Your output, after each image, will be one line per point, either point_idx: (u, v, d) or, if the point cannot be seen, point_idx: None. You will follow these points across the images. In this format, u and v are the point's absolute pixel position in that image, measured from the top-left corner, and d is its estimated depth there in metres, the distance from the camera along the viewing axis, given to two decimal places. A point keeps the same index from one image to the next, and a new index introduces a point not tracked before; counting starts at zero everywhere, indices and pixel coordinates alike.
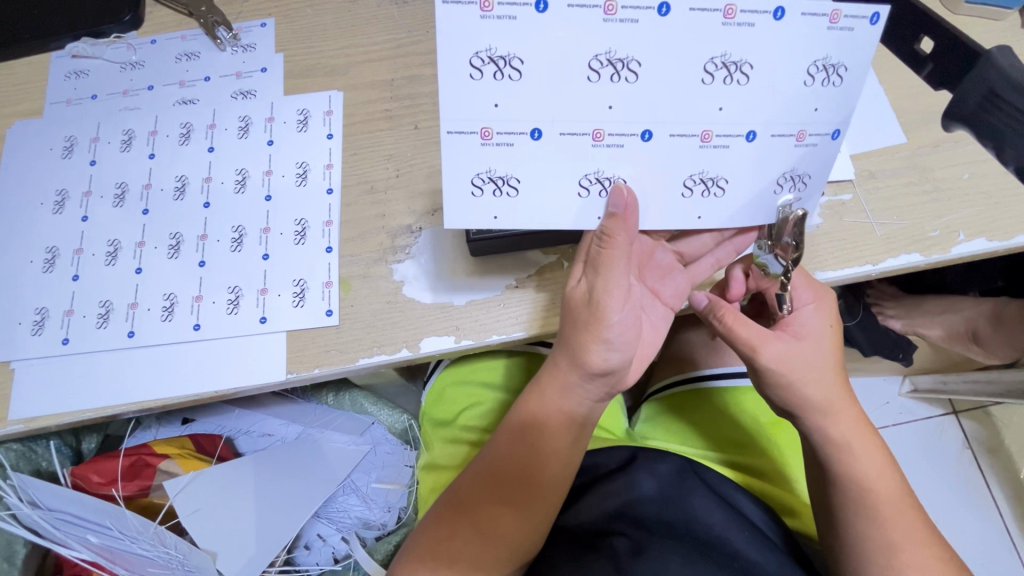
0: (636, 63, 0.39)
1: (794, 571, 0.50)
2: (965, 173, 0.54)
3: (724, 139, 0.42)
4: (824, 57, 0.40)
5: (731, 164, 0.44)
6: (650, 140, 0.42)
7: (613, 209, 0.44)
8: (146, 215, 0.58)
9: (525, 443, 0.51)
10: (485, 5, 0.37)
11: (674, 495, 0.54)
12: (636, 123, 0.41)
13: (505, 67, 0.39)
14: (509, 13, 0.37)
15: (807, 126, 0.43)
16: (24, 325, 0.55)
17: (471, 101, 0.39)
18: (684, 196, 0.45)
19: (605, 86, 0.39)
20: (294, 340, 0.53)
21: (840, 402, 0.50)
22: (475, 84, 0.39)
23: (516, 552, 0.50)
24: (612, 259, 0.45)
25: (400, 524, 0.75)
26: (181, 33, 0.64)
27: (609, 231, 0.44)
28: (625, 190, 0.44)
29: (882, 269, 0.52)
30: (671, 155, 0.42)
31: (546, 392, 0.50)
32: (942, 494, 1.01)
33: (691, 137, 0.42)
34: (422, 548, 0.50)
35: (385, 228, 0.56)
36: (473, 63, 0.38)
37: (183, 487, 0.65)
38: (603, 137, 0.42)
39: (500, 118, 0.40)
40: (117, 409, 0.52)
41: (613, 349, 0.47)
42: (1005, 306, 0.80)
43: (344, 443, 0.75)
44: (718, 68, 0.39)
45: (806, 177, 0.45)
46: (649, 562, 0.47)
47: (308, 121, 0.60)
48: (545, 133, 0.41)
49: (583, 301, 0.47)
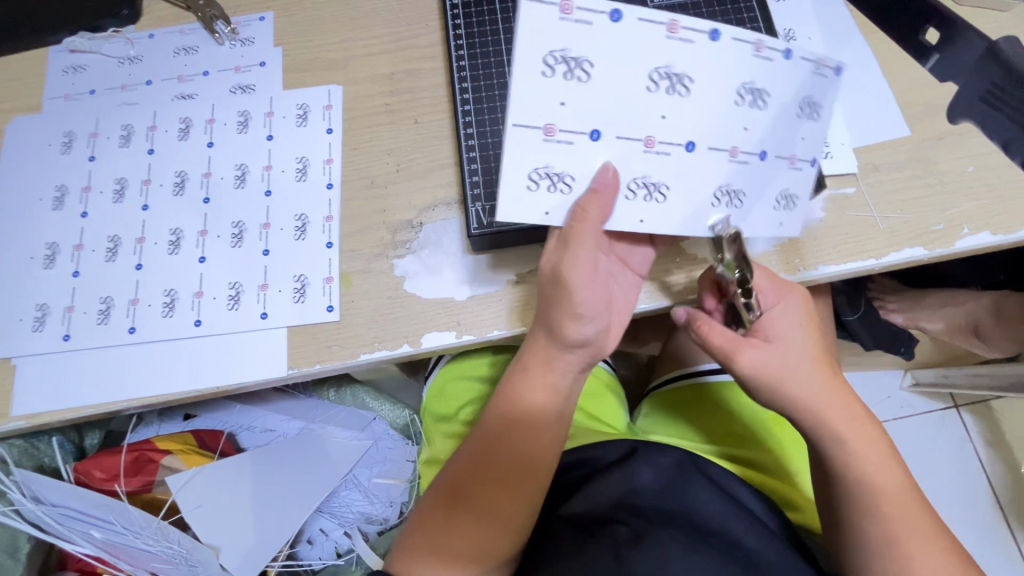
0: (689, 80, 0.40)
1: (795, 560, 0.50)
2: (969, 166, 0.53)
3: (746, 155, 0.43)
4: (815, 98, 0.43)
5: (751, 177, 0.44)
6: (693, 151, 0.42)
7: (596, 185, 0.42)
8: (146, 210, 0.58)
9: (506, 420, 0.51)
10: (565, 7, 0.37)
11: (673, 486, 0.54)
12: (678, 126, 0.41)
13: (574, 69, 0.39)
14: (587, 18, 0.38)
15: (800, 151, 0.45)
16: (25, 322, 0.55)
17: (536, 98, 0.39)
18: (711, 205, 0.45)
19: (660, 98, 0.40)
20: (294, 336, 0.53)
21: (832, 401, 0.48)
22: (544, 81, 0.39)
23: (511, 535, 0.51)
24: (579, 234, 0.43)
25: (402, 518, 0.77)
26: (180, 27, 0.63)
27: (585, 205, 0.42)
28: (610, 170, 0.41)
29: (885, 263, 0.52)
30: (707, 168, 0.43)
31: (526, 368, 0.50)
32: (942, 488, 1.01)
33: (722, 150, 0.43)
34: (423, 537, 0.52)
35: (385, 223, 0.55)
36: (547, 61, 0.38)
37: (188, 480, 0.65)
38: (654, 144, 0.41)
39: (564, 117, 0.40)
40: (118, 404, 0.52)
41: (590, 322, 0.46)
42: (1006, 299, 0.80)
43: (344, 438, 0.75)
44: (747, 93, 0.41)
45: (796, 203, 0.47)
46: (649, 550, 0.47)
47: (308, 115, 0.59)
48: (603, 135, 0.41)
49: (551, 276, 0.45)
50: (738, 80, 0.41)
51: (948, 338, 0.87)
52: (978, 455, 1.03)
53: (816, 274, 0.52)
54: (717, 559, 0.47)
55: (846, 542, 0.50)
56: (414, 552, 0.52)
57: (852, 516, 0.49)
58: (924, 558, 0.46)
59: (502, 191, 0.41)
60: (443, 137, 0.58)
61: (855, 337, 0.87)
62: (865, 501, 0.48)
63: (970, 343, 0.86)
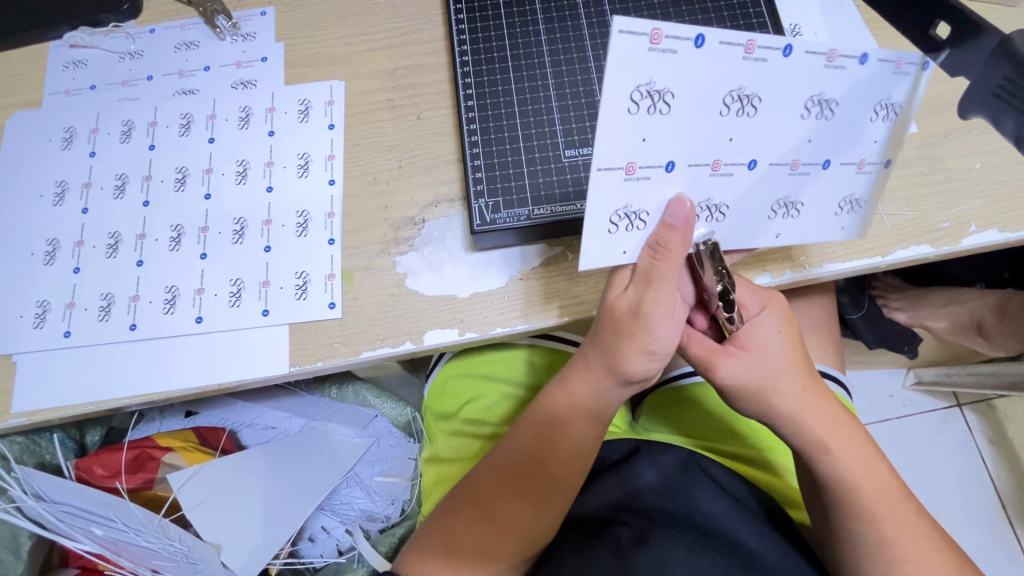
0: (757, 100, 0.37)
1: (796, 561, 0.49)
2: (976, 163, 0.53)
3: (808, 167, 0.42)
4: (888, 99, 0.40)
5: (812, 189, 0.43)
6: (754, 167, 0.41)
7: (672, 220, 0.41)
8: (146, 207, 0.57)
9: (552, 448, 0.50)
10: (655, 38, 0.33)
11: (675, 486, 0.53)
12: (745, 146, 0.39)
13: (658, 102, 0.36)
14: (672, 47, 0.34)
15: (868, 155, 0.43)
16: (26, 318, 0.55)
17: (620, 137, 0.36)
18: (769, 218, 0.45)
19: (729, 121, 0.38)
20: (296, 333, 0.53)
21: (810, 404, 0.47)
22: (629, 119, 0.36)
23: (532, 550, 0.52)
24: (665, 276, 0.43)
25: (404, 516, 0.76)
26: (180, 22, 0.63)
27: (666, 243, 0.42)
28: (686, 203, 0.41)
29: (890, 261, 0.52)
30: (767, 182, 0.42)
31: (577, 397, 0.49)
32: (944, 486, 1.01)
33: (782, 164, 0.41)
34: (437, 545, 0.52)
35: (387, 220, 0.55)
36: (633, 97, 0.35)
37: (187, 479, 0.64)
38: (720, 167, 0.40)
39: (646, 153, 0.37)
40: (120, 401, 0.52)
41: (656, 360, 0.46)
42: (1011, 298, 0.79)
43: (349, 436, 0.76)
44: (814, 105, 0.39)
45: (861, 204, 0.46)
46: (651, 552, 0.47)
47: (310, 111, 0.59)
48: (678, 165, 0.39)
49: (627, 312, 0.44)
50: (805, 91, 0.38)
51: (953, 337, 0.86)
52: (980, 454, 1.03)
53: (821, 272, 0.52)
54: (722, 560, 0.47)
55: (840, 544, 0.49)
56: (426, 554, 0.52)
57: (842, 518, 0.48)
58: (924, 559, 0.46)
59: (584, 237, 0.41)
60: (445, 133, 0.57)
61: (859, 336, 0.87)
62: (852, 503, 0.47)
63: (974, 342, 0.84)
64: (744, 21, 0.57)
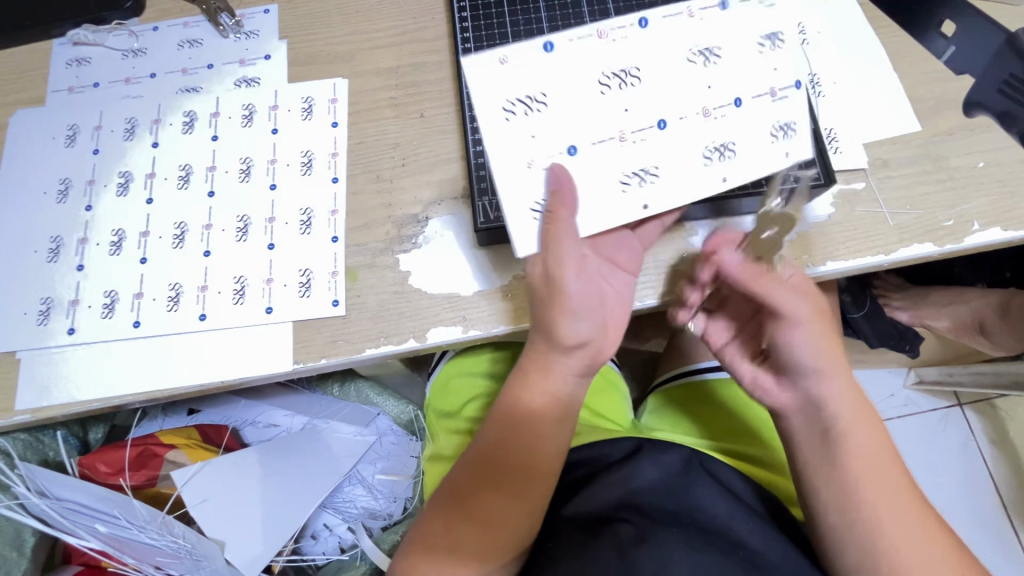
0: (634, 69, 0.46)
1: (800, 561, 0.49)
2: (979, 161, 0.53)
3: (719, 109, 0.47)
4: (770, 30, 0.47)
5: (735, 129, 0.47)
6: (665, 128, 0.46)
7: (554, 187, 0.44)
8: (150, 204, 0.57)
9: (510, 429, 0.51)
10: (501, 59, 0.45)
11: (675, 484, 0.53)
12: (643, 111, 0.46)
13: (532, 104, 0.45)
14: (522, 59, 0.45)
15: (777, 82, 0.47)
16: (30, 315, 0.55)
17: (511, 139, 0.45)
18: (707, 164, 0.47)
19: (616, 94, 0.46)
20: (299, 331, 0.53)
21: (837, 388, 0.47)
22: (511, 124, 0.45)
23: (516, 539, 0.50)
24: (557, 236, 0.44)
25: (406, 514, 0.76)
26: (183, 20, 0.63)
27: (552, 209, 0.44)
28: (562, 169, 0.45)
29: (893, 259, 0.52)
30: (687, 134, 0.47)
31: (529, 374, 0.50)
32: (945, 486, 1.01)
33: (691, 115, 0.47)
34: (424, 544, 0.51)
35: (391, 218, 0.55)
36: (507, 107, 0.45)
37: (187, 481, 0.64)
38: (627, 136, 0.46)
39: (540, 148, 0.45)
40: (125, 398, 0.52)
41: (583, 319, 0.47)
42: (1014, 298, 0.79)
43: (350, 434, 0.76)
44: (696, 55, 0.47)
45: (792, 123, 0.47)
46: (651, 551, 0.46)
47: (313, 109, 0.59)
48: (579, 148, 0.45)
49: (542, 284, 0.46)
50: (681, 46, 0.47)
51: (956, 337, 0.87)
52: (981, 454, 1.03)
53: (824, 271, 0.52)
54: (722, 558, 0.47)
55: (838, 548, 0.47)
56: (417, 553, 0.51)
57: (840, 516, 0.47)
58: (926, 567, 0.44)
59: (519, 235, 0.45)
60: (449, 131, 0.57)
61: (860, 335, 0.87)
62: (857, 501, 0.46)
63: (975, 342, 0.85)
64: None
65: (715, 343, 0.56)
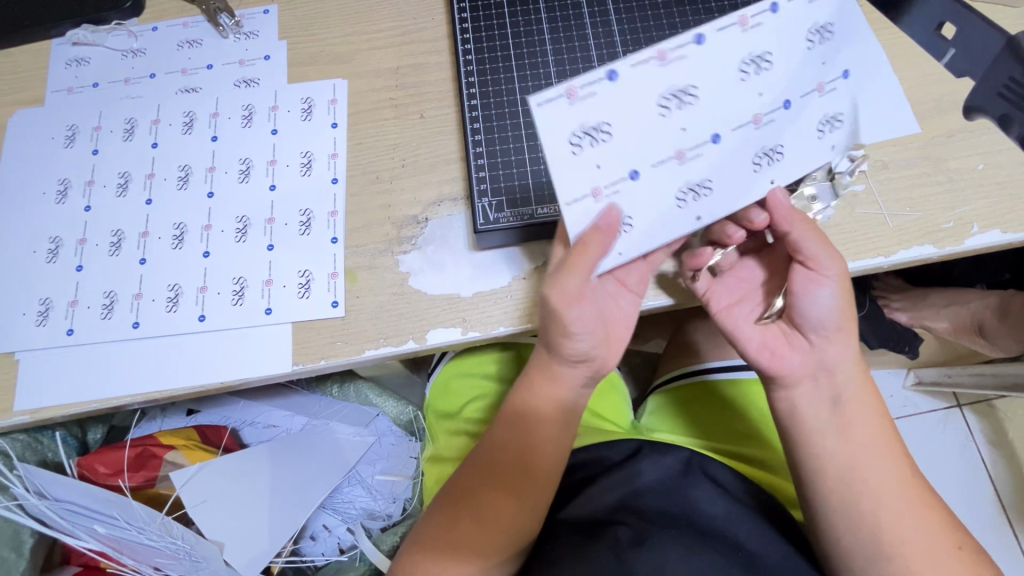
0: (692, 88, 0.38)
1: (797, 562, 0.49)
2: (979, 164, 0.53)
3: (770, 115, 0.41)
4: (817, 23, 0.40)
5: (787, 133, 0.43)
6: (719, 141, 0.41)
7: (601, 225, 0.41)
8: (150, 205, 0.57)
9: (512, 434, 0.51)
10: (570, 92, 0.37)
11: (675, 486, 0.53)
12: (700, 129, 0.40)
13: (597, 134, 0.38)
14: (589, 91, 0.37)
15: (824, 77, 0.42)
16: (29, 316, 0.55)
17: (577, 178, 0.39)
18: (756, 171, 0.44)
19: (675, 116, 0.39)
20: (299, 332, 0.53)
21: (837, 361, 0.49)
22: (577, 159, 0.38)
23: (514, 540, 0.50)
24: (573, 266, 0.43)
25: (406, 515, 0.76)
26: (183, 20, 0.63)
27: (581, 245, 0.42)
28: (615, 210, 0.41)
29: (894, 260, 0.52)
30: (740, 147, 0.42)
31: (533, 384, 0.50)
32: (944, 487, 1.01)
33: (747, 125, 0.41)
34: (423, 545, 0.51)
35: (390, 219, 0.55)
36: (573, 141, 0.38)
37: (189, 478, 0.64)
38: (685, 154, 0.40)
39: (606, 175, 0.39)
40: (124, 399, 0.52)
41: (590, 336, 0.47)
42: (1011, 298, 0.80)
43: (349, 435, 0.76)
44: (750, 65, 0.39)
45: (838, 115, 0.44)
46: (649, 551, 0.46)
47: (313, 109, 0.59)
48: (642, 172, 0.40)
49: (544, 305, 0.46)
50: (737, 52, 0.39)
51: (953, 337, 0.87)
52: (980, 455, 1.03)
53: None
54: (720, 559, 0.47)
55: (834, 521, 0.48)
56: (417, 554, 0.51)
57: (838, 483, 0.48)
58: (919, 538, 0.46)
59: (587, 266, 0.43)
60: (448, 132, 0.57)
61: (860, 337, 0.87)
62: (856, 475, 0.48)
63: (974, 342, 0.85)
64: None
65: (716, 304, 0.52)
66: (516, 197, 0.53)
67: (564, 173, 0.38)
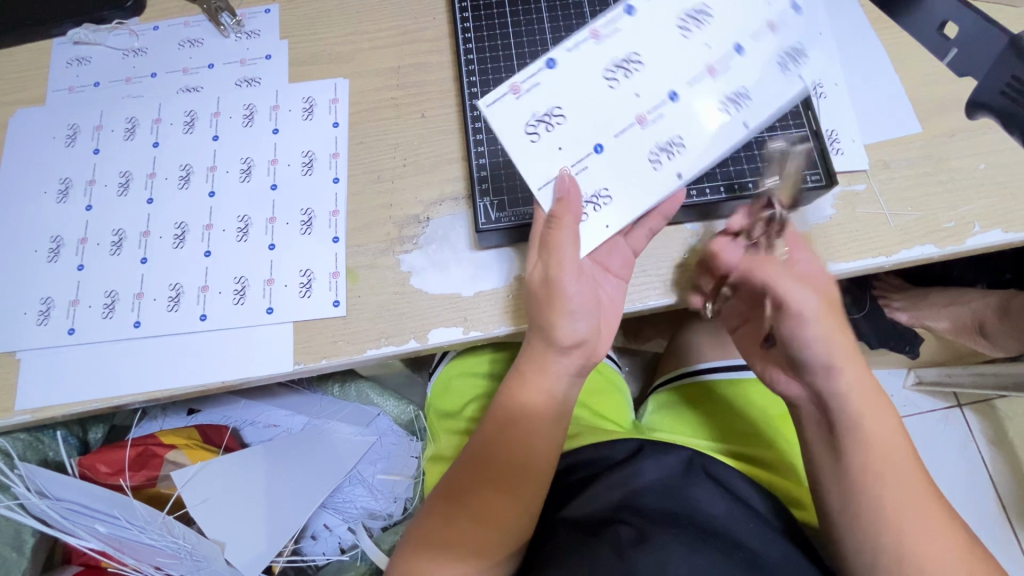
0: (635, 55, 0.46)
1: (799, 562, 0.49)
2: (981, 163, 0.53)
3: (723, 62, 0.47)
4: None
5: (747, 75, 0.47)
6: (678, 98, 0.46)
7: (561, 196, 0.45)
8: (151, 204, 0.57)
9: (506, 424, 0.51)
10: (515, 88, 0.46)
11: (676, 485, 0.53)
12: (652, 91, 0.46)
13: (551, 119, 0.46)
14: (533, 83, 0.46)
15: (769, 17, 0.47)
16: (29, 315, 0.55)
17: (541, 158, 0.46)
18: (727, 114, 0.46)
19: (623, 84, 0.46)
20: (300, 331, 0.53)
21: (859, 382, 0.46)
22: (536, 145, 0.46)
23: (510, 536, 0.50)
24: (560, 241, 0.45)
25: (406, 515, 0.76)
26: (184, 19, 0.63)
27: (558, 215, 0.45)
28: (567, 176, 0.45)
29: (895, 260, 0.52)
30: (703, 98, 0.46)
31: (523, 373, 0.50)
32: (945, 486, 1.01)
33: (700, 75, 0.46)
34: (418, 542, 0.50)
35: (391, 218, 0.55)
36: (530, 129, 0.45)
37: (190, 478, 0.64)
38: (647, 117, 0.46)
39: (567, 155, 0.46)
40: (125, 399, 0.52)
41: (581, 318, 0.48)
42: (1013, 297, 0.79)
43: (349, 435, 0.75)
44: (687, 24, 0.47)
45: (794, 48, 0.48)
46: (650, 550, 0.46)
47: (314, 109, 0.59)
48: (605, 144, 0.46)
49: (540, 285, 0.47)
50: (670, 20, 0.47)
51: (952, 337, 0.86)
52: (981, 455, 1.03)
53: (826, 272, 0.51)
54: (722, 559, 0.47)
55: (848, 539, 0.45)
56: (416, 551, 0.50)
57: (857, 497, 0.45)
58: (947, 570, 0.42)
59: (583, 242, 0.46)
60: (449, 131, 0.57)
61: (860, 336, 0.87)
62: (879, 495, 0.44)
63: (974, 342, 0.85)
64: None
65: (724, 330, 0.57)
66: (517, 197, 0.53)
67: (527, 158, 0.45)
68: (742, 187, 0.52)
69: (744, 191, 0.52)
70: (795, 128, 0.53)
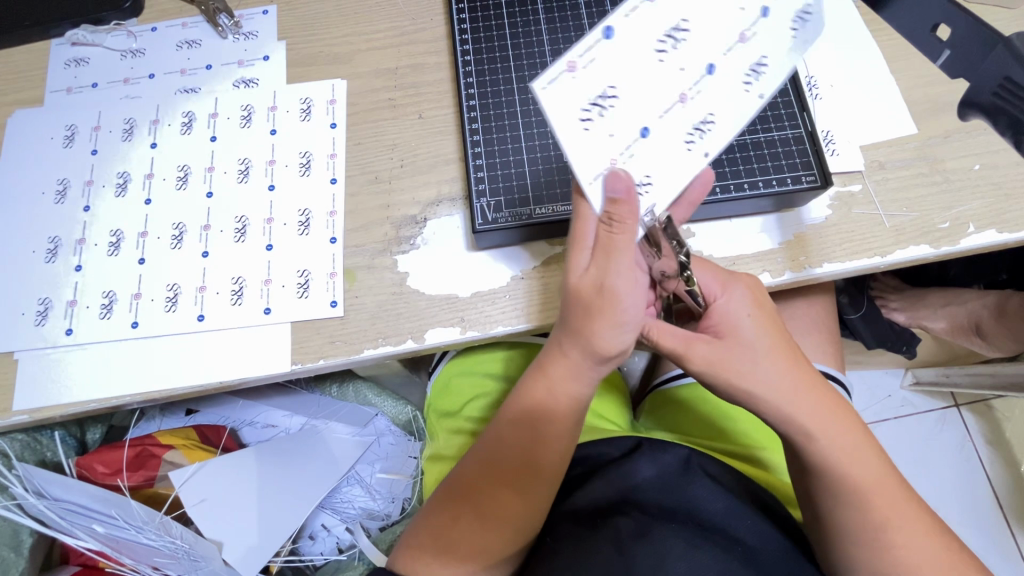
0: (683, 21, 0.39)
1: (793, 559, 0.50)
2: (976, 164, 0.53)
3: (752, 29, 0.39)
4: None
5: (774, 43, 0.40)
6: (714, 70, 0.39)
7: (613, 196, 0.38)
8: (148, 205, 0.57)
9: (530, 433, 0.49)
10: (571, 65, 0.38)
11: (675, 481, 0.53)
12: (695, 64, 0.39)
13: (605, 102, 0.38)
14: (588, 59, 0.38)
15: None
16: (28, 316, 0.55)
17: (593, 150, 0.39)
18: (749, 85, 0.40)
19: (672, 55, 0.39)
20: (298, 331, 0.53)
21: (844, 425, 0.45)
22: (588, 132, 0.38)
23: (522, 535, 0.51)
24: (620, 248, 0.40)
25: (405, 514, 0.76)
26: (182, 21, 0.63)
27: (619, 218, 0.39)
28: (620, 175, 0.38)
29: (890, 260, 0.52)
30: (736, 71, 0.40)
31: (555, 384, 0.47)
32: (943, 487, 1.01)
33: (732, 43, 0.39)
34: (428, 540, 0.52)
35: (390, 219, 0.55)
36: (585, 114, 0.38)
37: (188, 478, 0.64)
38: (687, 95, 0.39)
39: (618, 143, 0.39)
40: (123, 399, 0.52)
41: (628, 330, 0.43)
42: (1008, 299, 0.80)
43: (348, 436, 0.75)
44: None
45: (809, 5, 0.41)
46: (650, 546, 0.47)
47: (312, 110, 0.59)
48: (652, 127, 0.39)
49: (592, 292, 0.42)
50: None
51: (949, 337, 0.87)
52: (978, 455, 1.03)
53: (820, 272, 0.52)
54: (719, 555, 0.47)
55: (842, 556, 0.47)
56: (419, 550, 0.53)
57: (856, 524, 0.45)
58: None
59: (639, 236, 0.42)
60: (447, 132, 0.57)
61: (858, 337, 0.87)
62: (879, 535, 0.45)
63: (970, 343, 0.85)
64: (768, 108, 0.53)
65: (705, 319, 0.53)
66: (514, 198, 0.53)
67: (580, 146, 0.38)
68: (738, 188, 0.51)
69: (741, 192, 0.51)
70: (789, 128, 0.53)
